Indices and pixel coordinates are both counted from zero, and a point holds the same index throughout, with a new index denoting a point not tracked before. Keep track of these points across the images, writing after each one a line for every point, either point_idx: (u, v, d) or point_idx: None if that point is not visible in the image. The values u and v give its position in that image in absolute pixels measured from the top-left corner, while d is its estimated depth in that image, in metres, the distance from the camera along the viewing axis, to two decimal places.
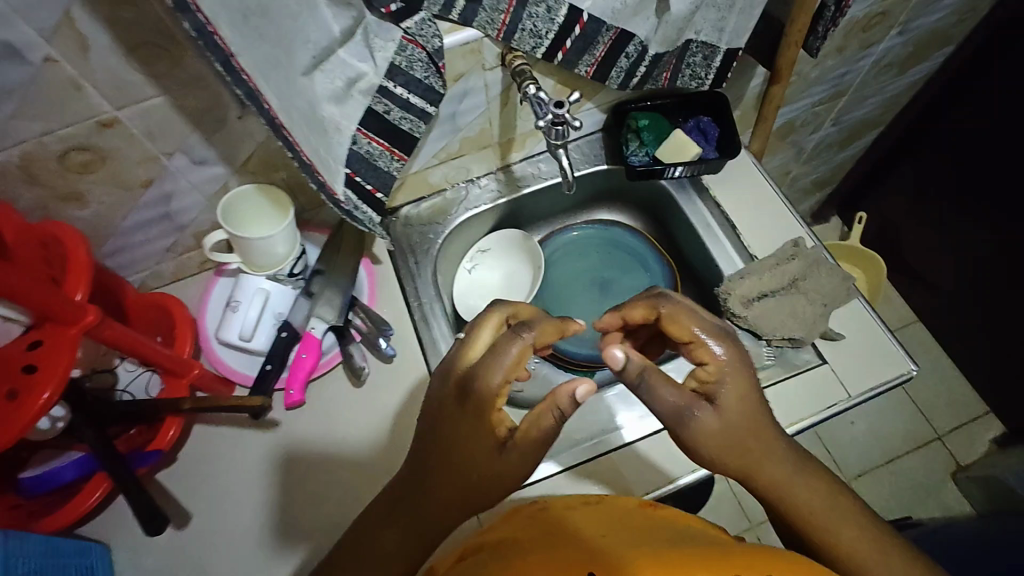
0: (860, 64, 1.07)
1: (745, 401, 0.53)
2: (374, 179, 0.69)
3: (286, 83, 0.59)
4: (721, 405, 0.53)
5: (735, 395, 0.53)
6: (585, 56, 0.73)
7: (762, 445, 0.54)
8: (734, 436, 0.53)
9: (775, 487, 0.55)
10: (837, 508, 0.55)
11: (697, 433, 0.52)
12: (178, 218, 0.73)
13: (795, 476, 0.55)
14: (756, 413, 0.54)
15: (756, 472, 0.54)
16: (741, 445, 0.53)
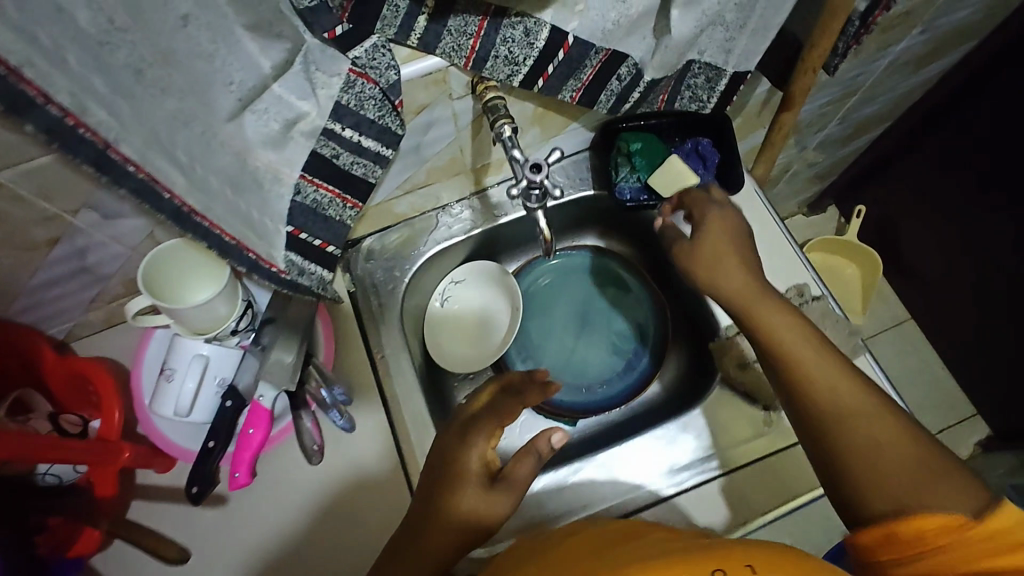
0: (877, 64, 0.95)
1: (731, 247, 0.60)
2: (323, 232, 0.60)
3: (205, 145, 0.47)
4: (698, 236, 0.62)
5: (725, 235, 0.62)
6: (569, 81, 0.62)
7: (762, 293, 0.57)
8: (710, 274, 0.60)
9: (781, 338, 0.55)
10: (848, 374, 0.53)
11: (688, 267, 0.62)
12: (100, 270, 0.63)
13: (802, 329, 0.55)
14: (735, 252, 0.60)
15: (764, 331, 0.56)
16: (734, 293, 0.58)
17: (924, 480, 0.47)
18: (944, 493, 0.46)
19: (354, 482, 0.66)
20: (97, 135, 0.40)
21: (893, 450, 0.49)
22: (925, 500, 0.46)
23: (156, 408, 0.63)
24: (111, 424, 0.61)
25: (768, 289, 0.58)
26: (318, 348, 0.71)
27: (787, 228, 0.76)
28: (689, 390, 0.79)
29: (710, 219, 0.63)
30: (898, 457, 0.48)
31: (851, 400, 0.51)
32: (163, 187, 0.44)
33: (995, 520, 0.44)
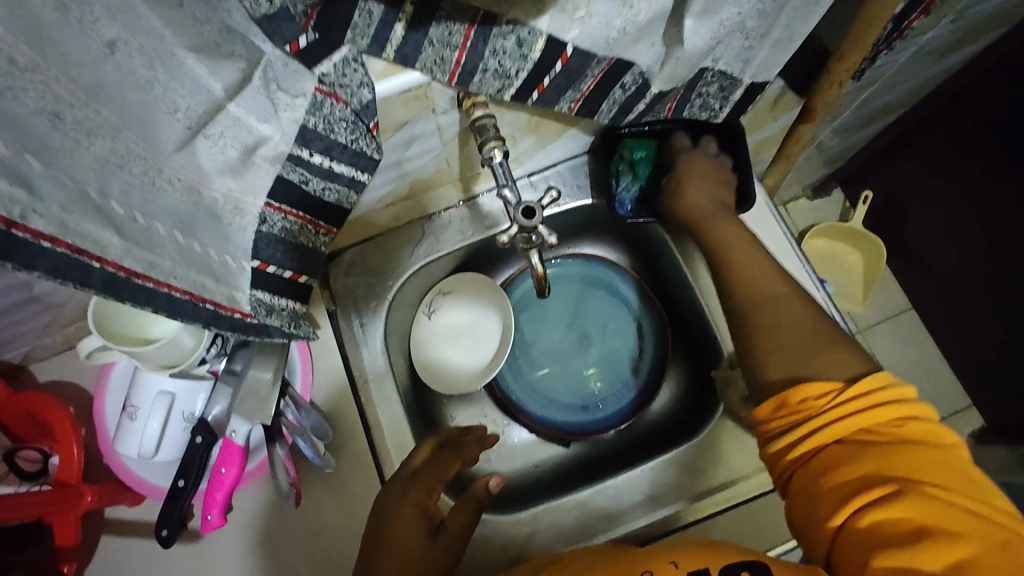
0: (901, 57, 0.86)
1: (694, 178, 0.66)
2: (293, 261, 0.54)
3: (149, 187, 0.40)
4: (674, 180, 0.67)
5: (692, 177, 0.66)
6: (568, 92, 0.55)
7: (707, 213, 0.65)
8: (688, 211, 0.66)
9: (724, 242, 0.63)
10: (765, 273, 0.60)
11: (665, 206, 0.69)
12: (51, 298, 0.58)
13: (739, 243, 0.63)
14: (702, 178, 0.66)
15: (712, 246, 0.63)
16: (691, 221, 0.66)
17: (814, 351, 0.53)
18: (827, 365, 0.51)
19: (338, 516, 0.64)
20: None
21: (793, 332, 0.54)
22: (813, 368, 0.52)
23: (120, 446, 0.59)
24: (71, 464, 0.57)
25: (723, 213, 0.65)
26: (295, 376, 0.66)
27: (797, 242, 0.71)
28: (692, 410, 0.75)
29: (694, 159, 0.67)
30: (798, 338, 0.54)
31: (771, 293, 0.58)
32: (97, 257, 0.35)
33: (866, 383, 0.49)
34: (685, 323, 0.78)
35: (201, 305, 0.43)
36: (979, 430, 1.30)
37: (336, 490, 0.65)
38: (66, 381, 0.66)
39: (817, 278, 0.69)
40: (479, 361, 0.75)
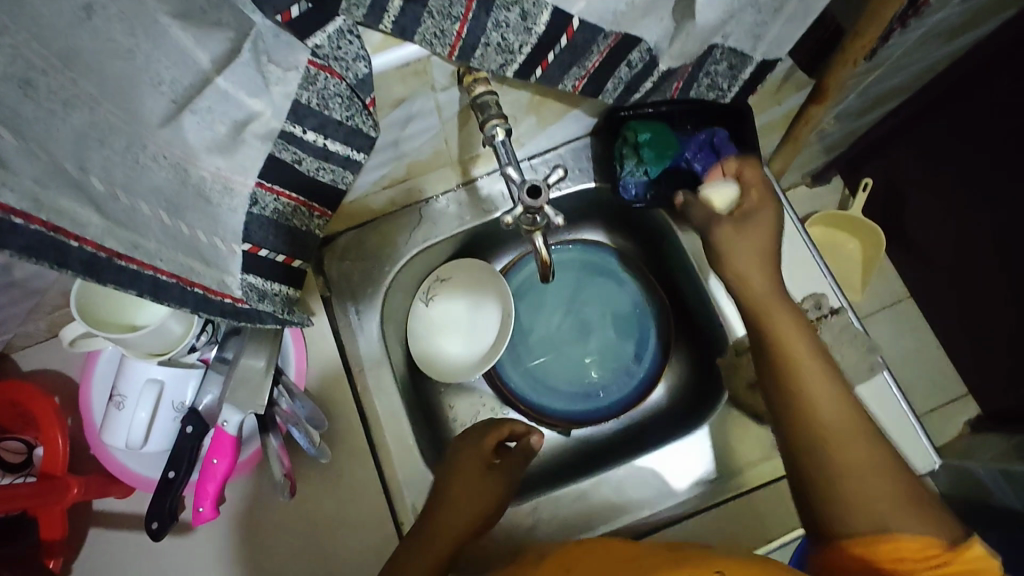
0: (909, 38, 0.83)
1: (751, 242, 0.57)
2: (284, 244, 0.52)
3: (132, 163, 0.37)
4: (732, 268, 0.56)
5: (746, 245, 0.56)
6: (573, 70, 0.53)
7: (781, 303, 0.53)
8: (755, 302, 0.54)
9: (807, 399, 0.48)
10: (844, 390, 0.49)
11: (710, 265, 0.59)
12: (32, 283, 0.56)
13: (814, 353, 0.50)
14: (762, 268, 0.55)
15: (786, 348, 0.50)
16: (759, 305, 0.53)
17: (905, 506, 0.45)
18: (908, 520, 0.44)
19: (335, 506, 0.62)
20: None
21: (864, 476, 0.46)
22: (883, 512, 0.45)
23: (107, 437, 0.57)
24: (56, 455, 0.55)
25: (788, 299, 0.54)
26: (288, 364, 0.64)
27: (805, 227, 0.69)
28: (696, 396, 0.74)
29: (750, 202, 0.60)
30: (869, 478, 0.46)
31: (840, 422, 0.47)
32: (74, 235, 0.32)
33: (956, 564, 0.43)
34: (688, 311, 0.77)
35: (190, 288, 0.41)
36: (974, 418, 1.30)
37: (332, 482, 0.63)
38: (50, 370, 0.64)
39: (824, 263, 0.68)
40: (479, 348, 0.73)
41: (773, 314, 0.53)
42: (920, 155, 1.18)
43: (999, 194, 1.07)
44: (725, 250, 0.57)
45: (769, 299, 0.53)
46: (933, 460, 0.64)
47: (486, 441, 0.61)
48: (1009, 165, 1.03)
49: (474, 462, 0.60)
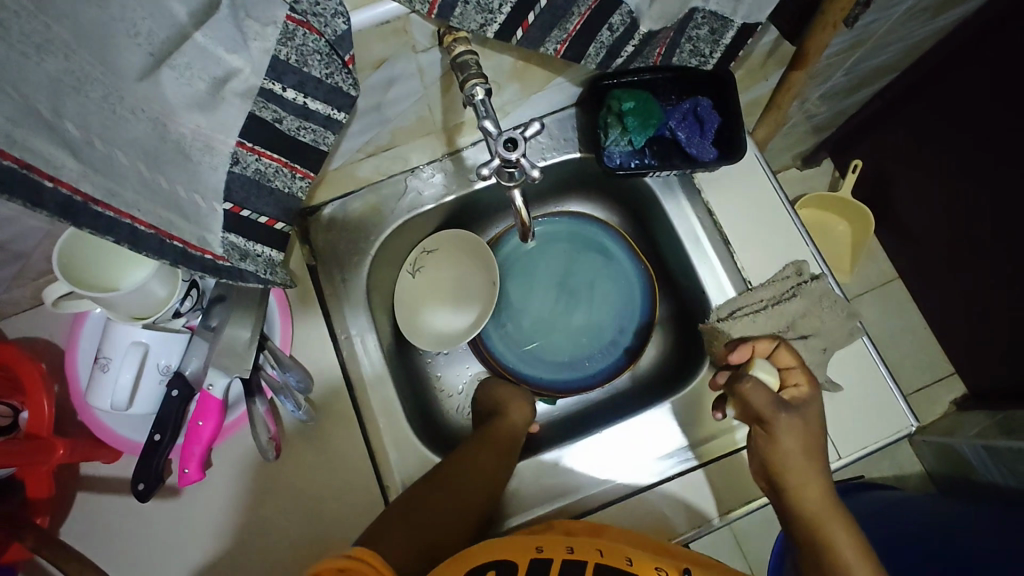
0: (895, 10, 0.83)
1: (803, 445, 0.55)
2: (268, 207, 0.52)
3: (109, 111, 0.38)
4: (789, 499, 0.55)
5: (799, 453, 0.55)
6: (554, 32, 0.53)
7: (815, 483, 0.55)
8: (811, 513, 0.53)
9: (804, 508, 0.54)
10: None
11: (760, 446, 0.57)
12: (15, 247, 0.56)
13: (865, 556, 0.51)
14: (815, 467, 0.55)
15: (839, 567, 0.50)
16: (813, 521, 0.53)
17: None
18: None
19: (322, 472, 0.63)
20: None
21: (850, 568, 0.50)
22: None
23: (91, 399, 0.57)
24: (41, 418, 0.55)
25: (815, 452, 0.56)
26: (273, 329, 0.64)
27: (786, 197, 0.70)
28: (680, 364, 0.75)
29: (806, 416, 0.56)
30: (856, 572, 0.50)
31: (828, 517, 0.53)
32: (48, 175, 0.33)
33: None
34: (673, 279, 0.77)
35: (168, 241, 0.41)
36: (960, 397, 1.32)
37: (318, 448, 0.64)
38: (36, 336, 0.64)
39: (805, 231, 0.69)
40: (465, 317, 0.74)
41: (825, 526, 0.53)
42: (907, 135, 1.18)
43: (984, 173, 1.08)
44: (779, 455, 0.55)
45: (826, 517, 0.53)
46: (910, 422, 0.65)
47: (506, 399, 0.71)
48: (994, 144, 1.04)
49: (489, 438, 0.65)
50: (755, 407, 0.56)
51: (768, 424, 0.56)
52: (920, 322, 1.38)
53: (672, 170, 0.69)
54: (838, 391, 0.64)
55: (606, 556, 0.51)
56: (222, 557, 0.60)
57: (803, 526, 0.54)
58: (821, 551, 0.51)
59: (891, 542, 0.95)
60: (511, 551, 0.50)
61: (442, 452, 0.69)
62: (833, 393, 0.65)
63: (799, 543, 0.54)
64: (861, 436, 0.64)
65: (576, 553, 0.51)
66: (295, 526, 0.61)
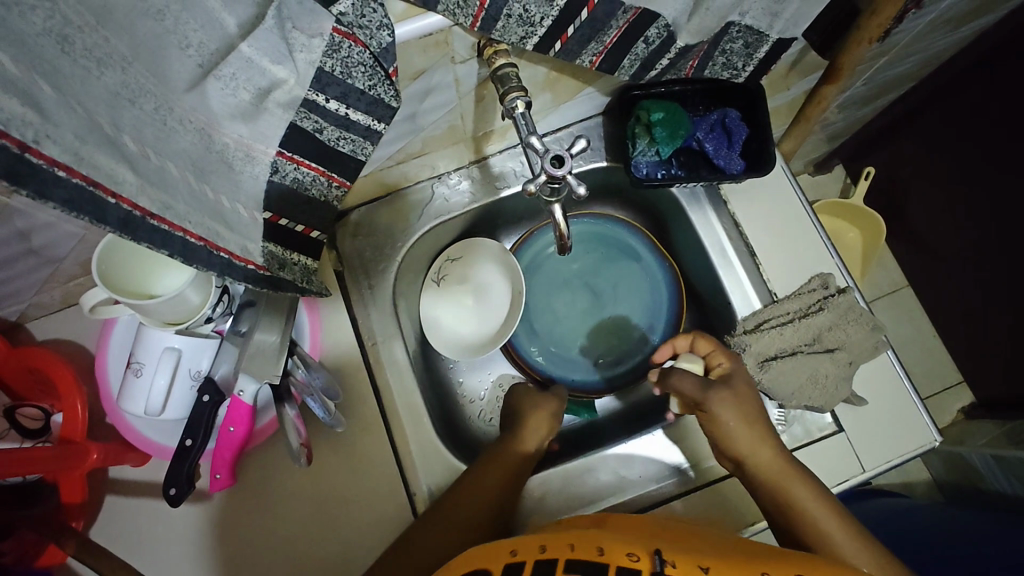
0: (918, 22, 0.83)
1: (740, 412, 0.57)
2: (305, 215, 0.53)
3: (159, 124, 0.38)
4: (749, 465, 0.56)
5: (738, 421, 0.56)
6: (591, 44, 0.53)
7: (781, 461, 0.55)
8: (768, 470, 0.55)
9: (774, 480, 0.55)
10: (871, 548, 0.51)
11: (706, 426, 0.59)
12: (50, 252, 0.56)
13: (822, 499, 0.53)
14: (765, 434, 0.57)
15: (813, 528, 0.52)
16: (774, 479, 0.55)
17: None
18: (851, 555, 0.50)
19: (349, 477, 0.63)
20: (7, 136, 0.28)
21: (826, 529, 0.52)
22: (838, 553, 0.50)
23: (125, 403, 0.58)
24: (76, 421, 0.56)
25: (761, 420, 0.57)
26: (302, 336, 0.65)
27: (811, 207, 0.70)
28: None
29: (734, 386, 0.59)
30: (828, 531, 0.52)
31: (801, 489, 0.54)
32: (111, 191, 0.32)
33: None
34: (698, 288, 0.77)
35: (216, 253, 0.42)
36: (968, 405, 1.33)
37: (343, 454, 0.64)
38: (64, 338, 0.65)
39: (831, 243, 0.69)
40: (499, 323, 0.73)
41: (791, 490, 0.54)
42: (924, 144, 1.18)
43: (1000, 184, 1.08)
44: (725, 426, 0.56)
45: (787, 477, 0.54)
46: (933, 436, 0.65)
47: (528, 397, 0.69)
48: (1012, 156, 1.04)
49: (502, 452, 0.63)
50: (683, 390, 0.59)
51: (703, 405, 0.57)
52: (930, 331, 1.38)
53: (699, 181, 0.69)
54: (862, 404, 0.65)
55: (577, 551, 0.42)
56: (251, 558, 0.61)
57: (773, 496, 0.54)
58: (792, 515, 0.53)
59: (900, 551, 0.95)
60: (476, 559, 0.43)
61: (465, 456, 0.69)
62: (857, 406, 0.65)
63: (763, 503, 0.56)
64: (884, 449, 0.64)
65: (547, 552, 0.42)
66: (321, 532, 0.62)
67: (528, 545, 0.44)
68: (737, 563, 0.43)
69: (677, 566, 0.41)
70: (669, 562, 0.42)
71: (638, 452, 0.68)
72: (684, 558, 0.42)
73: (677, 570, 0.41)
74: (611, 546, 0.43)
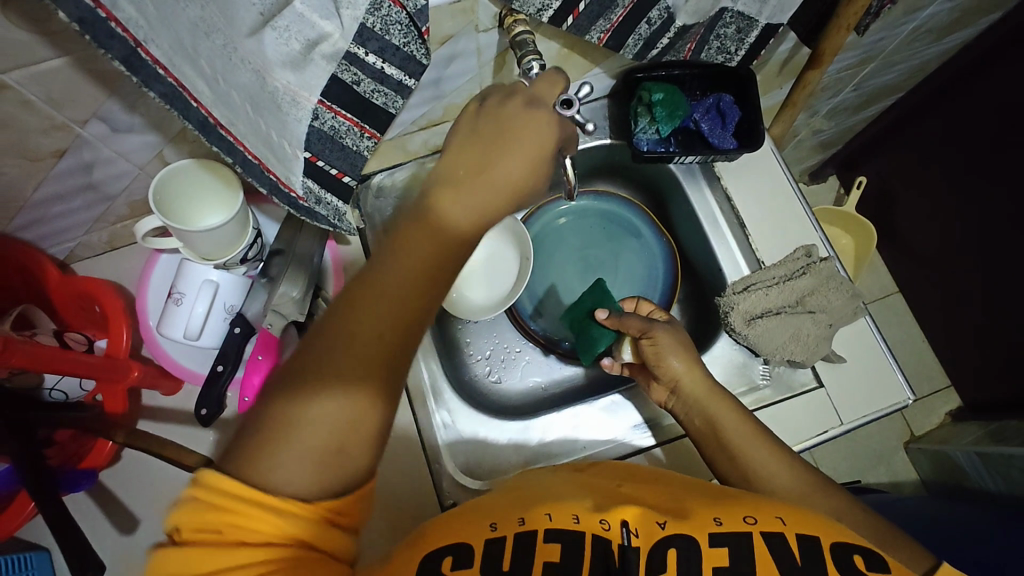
0: (901, 30, 0.89)
1: (678, 342, 0.67)
2: (340, 160, 0.57)
3: (226, 60, 0.45)
4: (682, 390, 0.65)
5: (676, 348, 0.66)
6: (599, 21, 0.59)
7: (711, 390, 0.64)
8: (700, 395, 0.64)
9: (699, 406, 0.64)
10: (790, 464, 0.59)
11: (648, 358, 0.67)
12: (105, 189, 0.61)
13: (746, 421, 0.62)
14: (695, 360, 0.66)
15: (729, 443, 0.61)
16: (698, 400, 0.64)
17: (880, 546, 0.53)
18: (766, 464, 0.59)
19: None
20: (127, 32, 0.36)
21: (744, 446, 0.60)
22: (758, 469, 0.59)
23: (163, 331, 0.63)
24: (118, 344, 0.62)
25: (694, 355, 0.66)
26: (327, 279, 0.71)
27: (797, 185, 0.77)
28: (696, 328, 0.81)
29: (675, 325, 0.70)
30: (741, 441, 0.61)
31: (724, 416, 0.62)
32: (193, 97, 0.42)
33: (816, 525, 0.47)
34: (693, 260, 0.83)
35: (266, 172, 0.52)
36: (955, 408, 1.37)
37: None
38: (107, 277, 0.71)
39: (814, 218, 0.75)
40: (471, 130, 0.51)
41: (714, 408, 0.63)
42: (911, 152, 1.25)
43: (982, 191, 1.14)
44: (662, 354, 0.66)
45: (709, 398, 0.64)
46: (906, 395, 0.70)
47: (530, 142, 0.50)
48: (992, 163, 1.10)
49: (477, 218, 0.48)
50: (632, 327, 0.69)
51: (648, 334, 0.68)
52: (919, 336, 1.42)
53: (694, 157, 0.75)
54: (841, 362, 0.70)
55: (555, 521, 0.46)
56: None
57: (699, 419, 0.64)
58: (712, 434, 0.62)
59: None
60: (463, 532, 0.47)
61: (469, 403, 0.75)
62: (837, 364, 0.70)
63: (697, 429, 0.64)
64: (861, 405, 0.69)
65: (525, 523, 0.46)
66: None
67: (509, 520, 0.47)
68: (688, 514, 0.48)
69: (640, 536, 0.46)
70: (634, 532, 0.47)
71: (624, 408, 0.74)
72: (642, 520, 0.47)
73: (639, 540, 0.46)
74: (585, 511, 0.47)
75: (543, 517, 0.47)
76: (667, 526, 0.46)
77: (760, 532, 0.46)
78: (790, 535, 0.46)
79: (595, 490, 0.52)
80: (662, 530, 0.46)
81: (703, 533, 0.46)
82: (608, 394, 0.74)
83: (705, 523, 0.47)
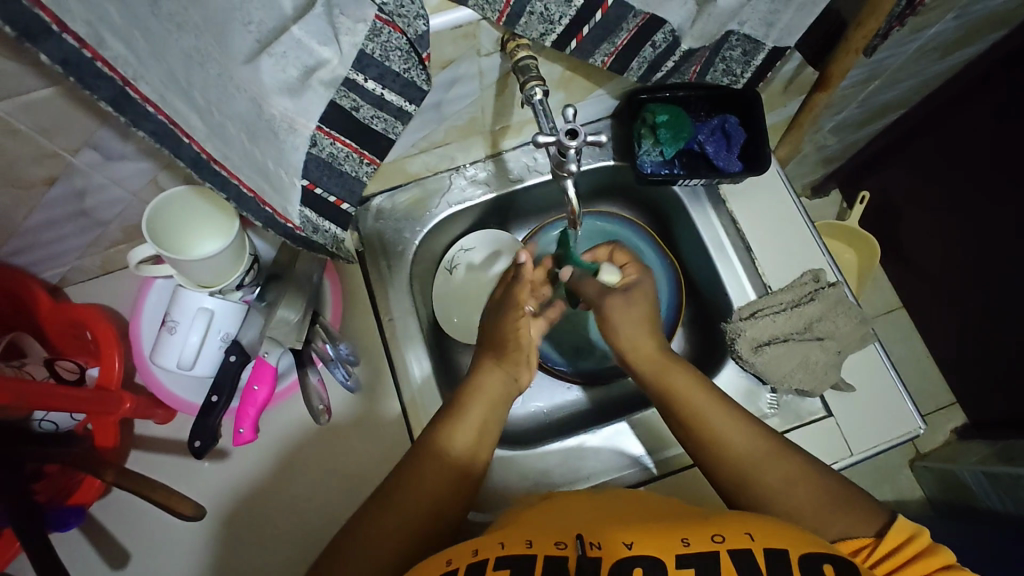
0: (906, 48, 0.88)
1: (632, 309, 0.63)
2: (338, 187, 0.56)
3: (220, 89, 0.44)
4: (634, 360, 0.63)
5: (629, 317, 0.63)
6: (603, 45, 0.58)
7: (666, 358, 0.61)
8: (649, 365, 0.62)
9: (658, 373, 0.61)
10: (749, 429, 0.56)
11: (600, 323, 0.66)
12: (98, 215, 0.60)
13: (700, 387, 0.59)
14: (648, 327, 0.63)
15: (685, 408, 0.58)
16: (655, 369, 0.61)
17: (830, 513, 0.51)
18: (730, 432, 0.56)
19: (361, 444, 0.66)
20: (114, 71, 0.36)
21: (708, 416, 0.57)
22: (722, 445, 0.56)
23: (158, 359, 0.62)
24: (111, 374, 0.60)
25: (650, 322, 0.63)
26: (325, 306, 0.69)
27: (804, 208, 0.75)
28: (701, 355, 0.80)
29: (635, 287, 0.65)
30: (702, 408, 0.57)
31: (681, 386, 0.59)
32: (185, 133, 0.42)
33: (784, 534, 0.45)
34: (698, 283, 0.81)
35: (262, 206, 0.50)
36: (962, 425, 1.34)
37: (348, 429, 0.67)
38: (100, 303, 0.69)
39: (821, 242, 0.74)
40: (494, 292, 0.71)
41: (669, 373, 0.60)
42: (915, 167, 1.23)
43: (988, 208, 1.13)
44: (610, 327, 0.64)
45: (664, 365, 0.61)
46: (916, 424, 0.68)
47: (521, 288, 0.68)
48: (998, 180, 1.09)
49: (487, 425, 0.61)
50: (588, 290, 0.66)
51: (599, 305, 0.64)
52: (923, 351, 1.40)
53: (698, 179, 0.74)
54: (850, 391, 0.68)
55: (509, 548, 0.45)
56: (258, 512, 0.64)
57: (655, 387, 0.61)
58: (667, 401, 0.59)
59: None
60: (422, 570, 0.45)
61: None
62: (845, 393, 0.69)
63: (653, 395, 0.61)
64: (870, 436, 0.68)
65: (479, 554, 0.45)
66: (322, 485, 0.65)
67: (462, 552, 0.46)
68: (658, 532, 0.46)
69: (599, 548, 0.45)
70: (593, 543, 0.45)
71: (630, 437, 0.71)
72: (608, 537, 0.45)
73: (599, 551, 0.44)
74: (541, 536, 0.47)
75: (495, 546, 0.46)
76: (633, 545, 0.44)
77: (727, 552, 0.43)
78: (758, 551, 0.43)
79: (563, 513, 0.51)
80: (627, 550, 0.44)
81: (671, 555, 0.44)
82: (613, 422, 0.72)
83: (672, 544, 0.44)
